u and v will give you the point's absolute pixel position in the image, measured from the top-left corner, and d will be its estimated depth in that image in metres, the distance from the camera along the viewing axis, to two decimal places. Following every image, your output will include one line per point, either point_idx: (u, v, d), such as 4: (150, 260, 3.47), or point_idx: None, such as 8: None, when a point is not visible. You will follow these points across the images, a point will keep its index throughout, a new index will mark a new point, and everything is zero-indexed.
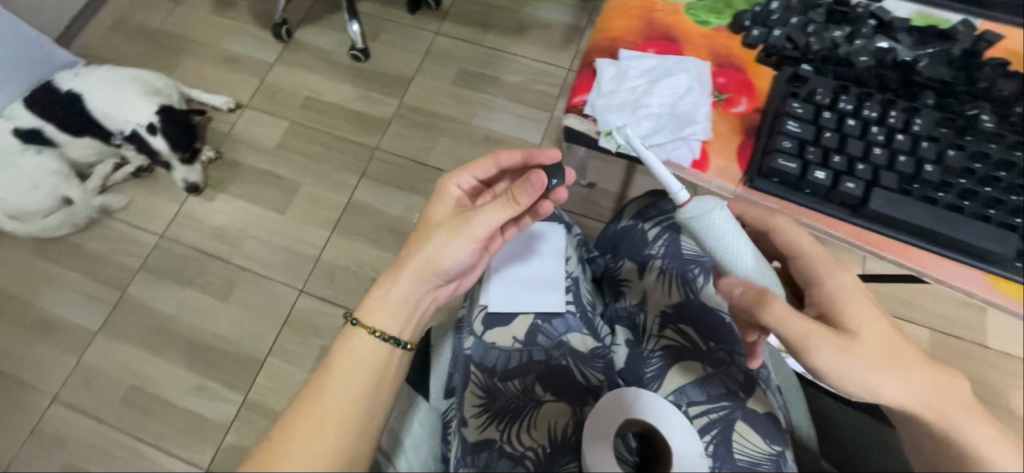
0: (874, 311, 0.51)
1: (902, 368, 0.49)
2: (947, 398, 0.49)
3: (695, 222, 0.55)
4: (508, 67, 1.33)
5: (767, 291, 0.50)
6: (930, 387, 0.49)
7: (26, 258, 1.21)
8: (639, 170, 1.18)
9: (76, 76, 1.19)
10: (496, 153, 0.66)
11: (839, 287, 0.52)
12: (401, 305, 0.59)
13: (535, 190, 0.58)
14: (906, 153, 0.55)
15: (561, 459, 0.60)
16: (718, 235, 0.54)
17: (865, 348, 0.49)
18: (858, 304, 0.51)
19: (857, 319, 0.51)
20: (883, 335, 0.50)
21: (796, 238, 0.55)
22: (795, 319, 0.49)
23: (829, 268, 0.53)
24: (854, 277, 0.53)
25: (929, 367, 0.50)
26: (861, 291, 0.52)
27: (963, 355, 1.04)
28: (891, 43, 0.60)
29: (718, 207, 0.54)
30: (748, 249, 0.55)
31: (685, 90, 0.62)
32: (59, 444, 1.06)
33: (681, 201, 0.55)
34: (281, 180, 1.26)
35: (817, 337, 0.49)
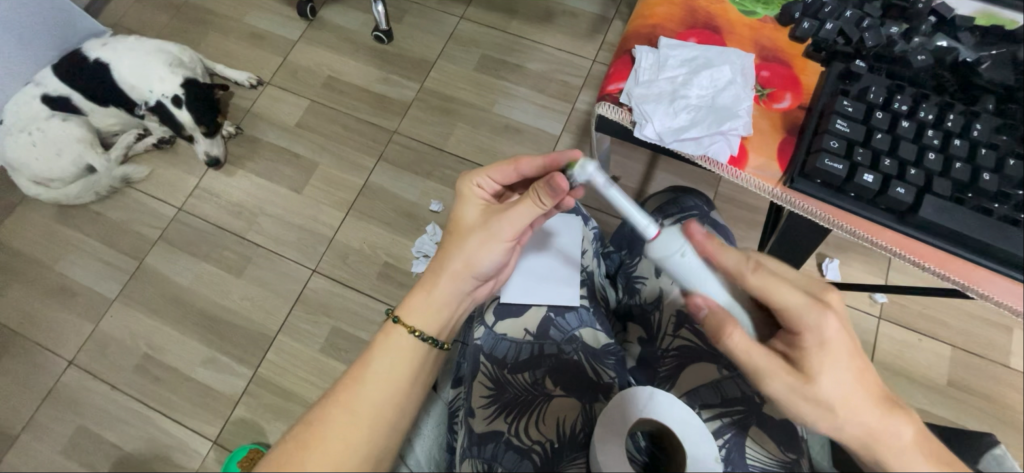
0: (845, 360, 0.46)
1: (859, 416, 0.46)
2: (900, 454, 0.46)
3: (661, 260, 0.52)
4: (532, 55, 1.30)
5: (728, 325, 0.48)
6: (886, 441, 0.46)
7: (49, 223, 1.23)
8: (661, 167, 1.15)
9: (104, 44, 1.20)
10: (516, 160, 0.61)
11: (813, 336, 0.47)
12: (441, 308, 0.57)
13: (558, 194, 0.53)
14: (962, 160, 0.53)
15: (569, 455, 0.57)
16: (689, 276, 0.51)
17: (821, 397, 0.46)
18: (828, 353, 0.46)
19: (824, 368, 0.46)
20: (847, 386, 0.46)
21: (772, 285, 0.48)
22: (744, 358, 0.48)
23: (810, 316, 0.47)
24: (835, 326, 0.47)
25: (892, 419, 0.46)
26: (836, 341, 0.46)
27: (987, 375, 1.01)
28: (951, 42, 0.57)
29: (679, 252, 0.51)
30: (716, 286, 0.51)
31: (726, 82, 0.61)
32: (74, 406, 1.09)
33: (650, 236, 0.53)
34: (299, 159, 1.26)
35: (766, 377, 0.48)
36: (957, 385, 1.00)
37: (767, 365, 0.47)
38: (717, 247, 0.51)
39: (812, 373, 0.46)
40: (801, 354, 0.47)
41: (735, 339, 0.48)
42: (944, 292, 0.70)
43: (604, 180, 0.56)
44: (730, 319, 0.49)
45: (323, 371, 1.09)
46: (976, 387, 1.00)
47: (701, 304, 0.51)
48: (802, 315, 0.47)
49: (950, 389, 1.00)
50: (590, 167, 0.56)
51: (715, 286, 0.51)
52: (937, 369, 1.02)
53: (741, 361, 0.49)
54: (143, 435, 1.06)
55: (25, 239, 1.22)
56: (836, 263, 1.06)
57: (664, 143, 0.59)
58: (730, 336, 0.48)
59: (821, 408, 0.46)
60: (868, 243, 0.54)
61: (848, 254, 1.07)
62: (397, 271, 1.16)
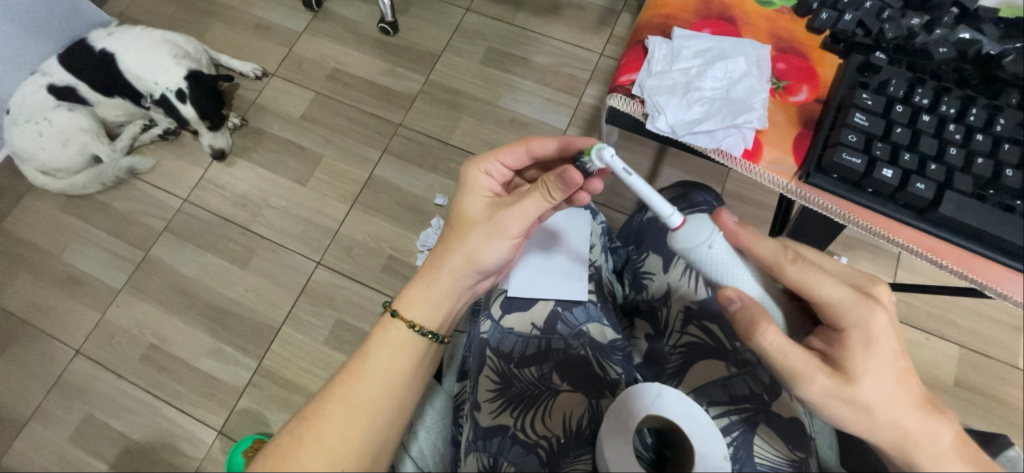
0: (890, 359, 0.45)
1: (897, 415, 0.45)
2: (934, 457, 0.45)
3: (690, 252, 0.50)
4: (538, 48, 1.29)
5: (763, 322, 0.46)
6: (921, 443, 0.45)
7: (55, 213, 1.23)
8: (668, 162, 1.14)
9: (109, 34, 1.19)
10: (528, 139, 0.61)
11: (859, 333, 0.46)
12: (439, 304, 0.57)
13: (568, 188, 0.53)
14: (984, 155, 0.52)
15: (575, 451, 0.58)
16: (716, 268, 0.50)
17: (861, 398, 0.45)
18: (873, 352, 0.45)
19: (865, 367, 0.45)
20: (890, 387, 0.45)
21: (812, 279, 0.47)
22: (779, 358, 0.47)
23: (856, 312, 0.46)
24: (883, 322, 0.46)
25: (931, 420, 0.45)
26: (883, 338, 0.45)
27: (996, 376, 0.99)
28: (974, 34, 0.56)
29: (707, 243, 0.49)
30: (746, 274, 0.51)
31: (741, 74, 0.60)
32: (81, 395, 1.09)
33: (675, 225, 0.50)
34: (304, 151, 1.25)
35: (802, 379, 0.46)
36: (965, 385, 0.99)
37: (804, 366, 0.46)
38: (750, 237, 0.50)
39: (853, 374, 0.45)
40: (843, 351, 0.46)
41: (770, 338, 0.46)
42: (965, 291, 0.69)
43: (623, 167, 0.50)
44: (765, 316, 0.47)
45: (327, 362, 1.09)
46: (985, 388, 0.99)
47: (734, 296, 0.48)
48: (848, 310, 0.46)
49: (957, 387, 0.99)
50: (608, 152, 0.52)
51: (746, 279, 0.51)
52: (945, 368, 1.00)
53: (776, 362, 0.47)
54: (150, 424, 1.07)
55: (31, 229, 1.22)
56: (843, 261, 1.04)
57: (677, 136, 0.58)
58: (764, 334, 0.46)
59: (859, 409, 0.45)
60: (884, 240, 0.54)
61: (856, 252, 1.05)
62: (401, 264, 1.15)
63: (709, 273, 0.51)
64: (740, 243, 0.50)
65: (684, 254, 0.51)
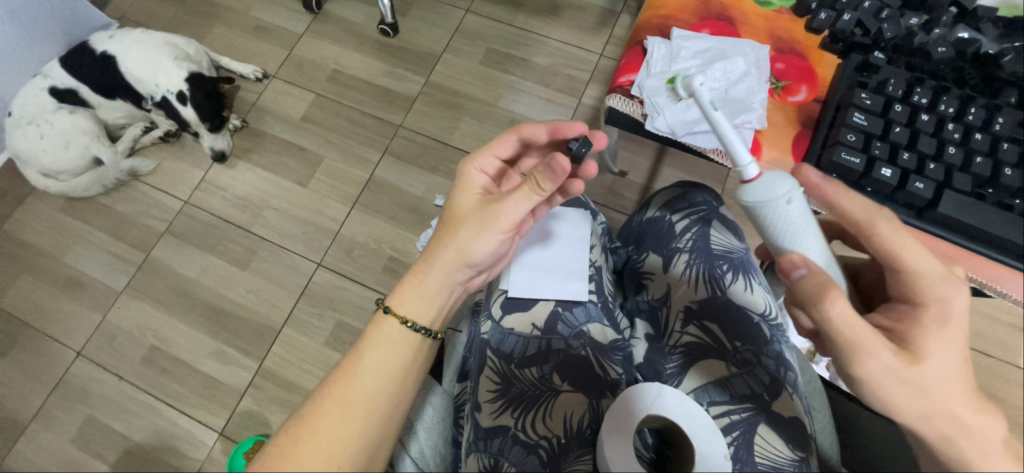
0: (959, 340, 0.45)
1: (955, 402, 0.45)
2: (984, 452, 0.45)
3: (762, 207, 0.47)
4: (537, 49, 1.29)
5: (833, 288, 0.45)
6: (971, 435, 0.45)
7: (56, 215, 1.23)
8: (668, 162, 1.14)
9: (110, 37, 1.20)
10: (518, 127, 0.62)
11: (938, 309, 0.45)
12: (432, 299, 0.57)
13: (557, 177, 0.52)
14: (983, 154, 0.52)
15: (576, 451, 0.58)
16: (788, 228, 0.47)
17: (925, 379, 0.44)
18: (947, 330, 0.45)
19: (935, 345, 0.45)
20: (955, 371, 0.45)
21: (903, 245, 0.46)
22: (843, 330, 0.45)
23: (939, 287, 0.46)
24: (962, 302, 0.46)
25: (982, 414, 0.45)
26: (958, 319, 0.45)
27: (998, 375, 0.99)
28: (973, 34, 0.56)
29: (785, 200, 0.46)
30: (815, 237, 0.48)
31: (740, 74, 0.60)
32: (83, 396, 1.09)
33: (750, 177, 0.47)
34: (305, 153, 1.26)
35: (865, 354, 0.45)
36: None
37: (873, 341, 0.45)
38: (839, 195, 0.49)
39: (922, 352, 0.45)
40: (914, 327, 0.46)
41: (838, 307, 0.45)
42: (967, 290, 0.68)
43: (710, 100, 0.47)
44: (835, 283, 0.45)
45: (328, 364, 1.09)
46: (986, 388, 0.98)
47: (800, 262, 0.47)
48: (934, 284, 0.46)
49: None
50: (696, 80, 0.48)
51: (815, 245, 0.49)
52: None
53: (839, 335, 0.45)
54: (151, 426, 1.07)
55: (33, 231, 1.22)
56: None
57: (676, 136, 0.58)
58: (835, 302, 0.44)
59: (919, 391, 0.45)
60: None
61: None
62: (402, 265, 1.15)
63: (774, 233, 0.48)
64: (828, 199, 0.49)
65: (754, 209, 0.48)
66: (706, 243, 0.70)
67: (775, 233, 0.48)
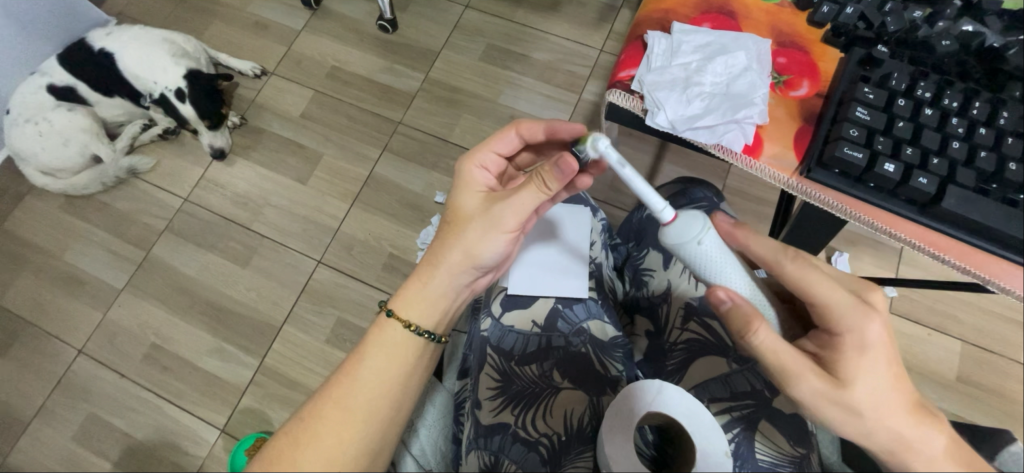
0: (883, 364, 0.45)
1: (890, 421, 0.45)
2: (928, 462, 0.45)
3: (681, 248, 0.48)
4: (538, 45, 1.28)
5: (754, 321, 0.46)
6: (916, 449, 0.45)
7: (56, 213, 1.23)
8: (668, 158, 1.13)
9: (108, 34, 1.19)
10: (517, 124, 0.61)
11: (854, 338, 0.45)
12: (437, 302, 0.57)
13: (565, 175, 0.52)
14: (987, 148, 0.51)
15: (577, 448, 0.58)
16: (710, 262, 0.49)
17: (853, 403, 0.45)
18: (866, 356, 0.45)
19: (858, 371, 0.45)
20: (882, 392, 0.45)
21: (812, 279, 0.47)
22: (768, 357, 0.47)
23: (851, 317, 0.46)
24: (878, 328, 0.45)
25: (923, 428, 0.45)
26: (878, 344, 0.45)
27: (999, 371, 0.99)
28: (977, 27, 0.55)
29: (696, 240, 0.47)
30: (736, 270, 0.49)
31: (742, 69, 0.60)
32: (84, 394, 1.10)
33: (667, 220, 0.49)
34: (304, 150, 1.25)
35: (791, 380, 0.46)
36: (967, 381, 0.99)
37: (796, 365, 0.46)
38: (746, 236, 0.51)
39: (844, 378, 0.45)
40: (836, 355, 0.46)
41: (762, 335, 0.46)
42: (967, 286, 0.68)
43: (617, 158, 0.50)
44: (756, 315, 0.46)
45: (328, 361, 1.09)
46: (987, 383, 0.98)
47: (725, 297, 0.47)
48: (846, 315, 0.46)
49: (960, 383, 0.98)
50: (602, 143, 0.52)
51: (737, 276, 0.50)
52: (947, 364, 1.00)
53: (765, 360, 0.47)
54: (153, 423, 1.07)
55: (32, 229, 1.22)
56: (845, 256, 1.03)
57: (677, 132, 0.58)
58: (757, 333, 0.46)
59: (848, 414, 0.45)
60: (886, 235, 0.54)
61: (858, 247, 1.04)
62: (402, 263, 1.15)
63: (698, 269, 0.50)
64: (738, 244, 0.51)
65: (673, 250, 0.50)
66: None
67: (698, 267, 0.50)
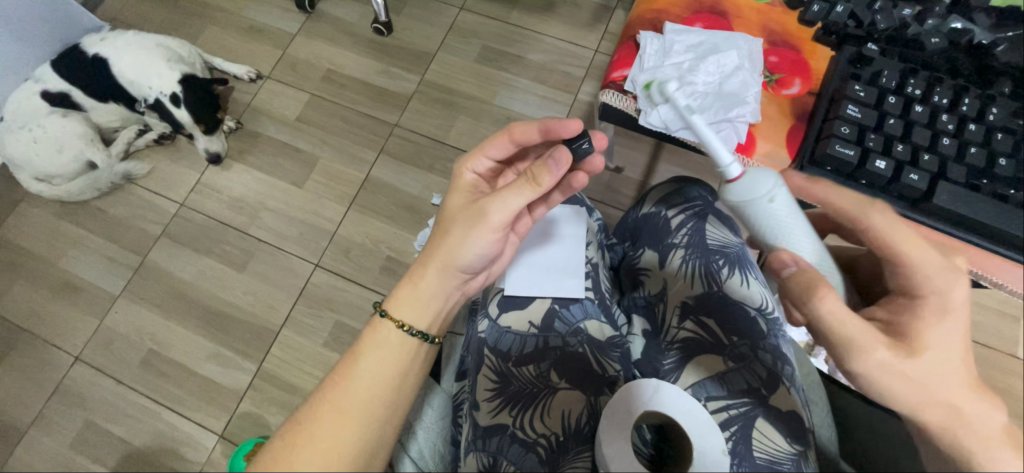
0: (956, 332, 0.45)
1: (955, 394, 0.44)
2: (987, 440, 0.44)
3: (746, 206, 0.48)
4: (533, 46, 1.28)
5: (820, 286, 0.46)
6: (973, 426, 0.44)
7: (52, 220, 1.22)
8: (664, 158, 1.13)
9: (102, 39, 1.18)
10: (510, 128, 0.60)
11: (936, 301, 0.45)
12: (426, 302, 0.56)
13: (557, 167, 0.52)
14: (977, 145, 0.52)
15: (575, 448, 0.58)
16: (777, 222, 0.48)
17: (918, 372, 0.44)
18: (945, 321, 0.45)
19: (934, 338, 0.44)
20: (952, 362, 0.44)
21: (895, 238, 0.46)
22: (838, 327, 0.46)
23: (937, 279, 0.45)
24: (962, 292, 0.45)
25: (985, 404, 0.45)
26: (958, 309, 0.45)
27: (994, 365, 1.00)
28: (966, 24, 0.56)
29: (764, 199, 0.47)
30: (803, 230, 0.49)
31: (734, 68, 0.60)
32: (81, 402, 1.09)
33: (733, 176, 0.47)
34: (301, 153, 1.25)
35: (862, 349, 0.45)
36: None
37: (863, 337, 0.45)
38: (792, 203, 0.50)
39: (920, 345, 0.44)
40: (912, 320, 0.45)
41: (828, 303, 0.45)
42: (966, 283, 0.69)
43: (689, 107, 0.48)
44: (822, 280, 0.46)
45: (327, 364, 1.09)
46: (984, 378, 0.99)
47: (789, 261, 0.48)
48: (928, 277, 0.45)
49: None
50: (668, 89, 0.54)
51: (805, 240, 0.49)
52: None
53: (829, 331, 0.46)
54: (151, 429, 1.07)
55: (28, 236, 1.21)
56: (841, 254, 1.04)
57: (670, 131, 0.58)
58: (824, 299, 0.45)
59: (913, 384, 0.45)
60: None
61: None
62: (400, 265, 1.15)
63: (762, 230, 0.49)
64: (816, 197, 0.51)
65: (737, 208, 0.49)
66: (701, 238, 0.69)
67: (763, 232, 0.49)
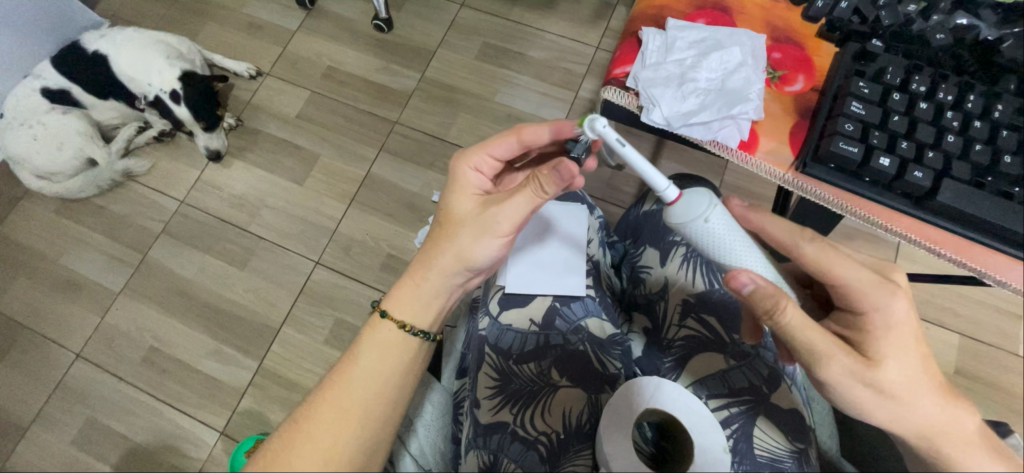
0: (910, 343, 0.45)
1: (918, 401, 0.45)
2: (957, 441, 0.45)
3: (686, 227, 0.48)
4: (534, 43, 1.28)
5: (781, 299, 0.45)
6: (944, 428, 0.45)
7: (53, 217, 1.22)
8: (665, 155, 1.13)
9: (101, 36, 1.18)
10: (518, 128, 0.58)
11: (879, 317, 0.45)
12: (431, 302, 0.56)
13: (564, 180, 0.52)
14: (982, 142, 0.51)
15: (576, 446, 0.58)
16: (714, 241, 0.48)
17: (882, 381, 0.45)
18: (893, 335, 0.45)
19: (887, 352, 0.45)
20: (909, 372, 0.45)
21: (832, 260, 0.46)
22: (800, 335, 0.46)
23: (876, 296, 0.45)
24: (902, 306, 0.45)
25: (950, 407, 0.45)
26: (904, 322, 0.45)
27: (996, 364, 0.99)
28: (972, 20, 0.55)
29: (699, 220, 0.47)
30: (745, 246, 0.49)
31: (737, 64, 0.60)
32: (83, 399, 1.09)
33: (670, 200, 0.48)
34: (301, 150, 1.25)
35: (822, 358, 0.46)
36: (967, 375, 0.99)
37: (825, 347, 0.45)
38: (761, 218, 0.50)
39: (874, 357, 0.45)
40: (863, 335, 0.46)
41: (790, 314, 0.46)
42: (967, 280, 0.69)
43: (617, 138, 0.49)
44: (781, 293, 0.46)
45: (328, 362, 1.09)
46: (984, 376, 0.99)
47: (745, 279, 0.47)
48: (871, 294, 0.45)
49: (961, 376, 0.98)
50: (599, 122, 0.50)
51: (753, 258, 0.50)
52: (945, 357, 1.00)
53: (797, 340, 0.46)
54: (153, 426, 1.07)
55: (29, 233, 1.21)
56: None
57: (672, 128, 0.58)
58: (785, 310, 0.45)
59: (877, 393, 0.45)
60: (882, 229, 0.54)
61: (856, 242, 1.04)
62: (400, 263, 1.15)
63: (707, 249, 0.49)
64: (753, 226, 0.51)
65: (679, 229, 0.49)
66: None
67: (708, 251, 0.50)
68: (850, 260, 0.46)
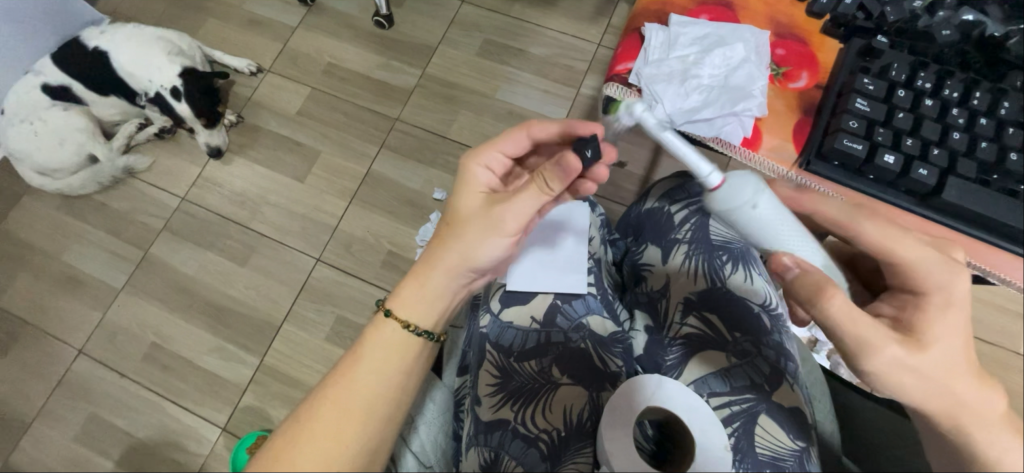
0: (963, 324, 0.45)
1: (962, 384, 0.44)
2: (990, 424, 0.45)
3: (732, 213, 0.47)
4: (535, 40, 1.27)
5: (829, 287, 0.45)
6: (980, 412, 0.45)
7: (54, 213, 1.22)
8: (667, 153, 1.13)
9: (101, 33, 1.18)
10: (528, 123, 0.60)
11: (939, 295, 0.45)
12: (435, 302, 0.56)
13: (568, 176, 0.51)
14: (987, 139, 0.51)
15: (576, 444, 0.58)
16: (762, 227, 0.48)
17: (927, 366, 0.44)
18: (949, 314, 0.45)
19: (936, 334, 0.44)
20: (957, 353, 0.44)
21: (894, 236, 0.47)
22: (847, 326, 0.45)
23: (939, 273, 0.46)
24: (963, 285, 0.45)
25: (985, 390, 0.45)
26: (961, 302, 0.45)
27: (998, 363, 0.99)
28: (978, 16, 0.55)
29: (748, 205, 0.46)
30: (793, 233, 0.48)
31: (740, 61, 0.59)
32: (85, 395, 1.10)
33: (714, 186, 0.47)
34: (302, 148, 1.24)
35: (869, 346, 0.45)
36: None
37: (873, 335, 0.45)
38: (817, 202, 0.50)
39: (924, 339, 0.44)
40: (918, 314, 0.45)
41: (837, 302, 0.45)
42: (971, 279, 0.68)
43: (658, 124, 0.48)
44: (828, 281, 0.46)
45: (328, 359, 1.09)
46: (986, 374, 0.98)
47: (790, 264, 0.48)
48: (930, 272, 0.46)
49: None
50: (637, 107, 0.49)
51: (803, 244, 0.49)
52: None
53: (841, 330, 0.46)
54: (154, 422, 1.07)
55: (30, 229, 1.21)
56: None
57: (675, 125, 0.58)
58: (832, 299, 0.45)
59: (924, 379, 0.44)
60: None
61: None
62: (401, 260, 1.15)
63: (755, 235, 0.49)
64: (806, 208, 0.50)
65: (723, 215, 0.48)
66: (705, 234, 0.69)
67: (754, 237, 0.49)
68: (910, 239, 0.47)
